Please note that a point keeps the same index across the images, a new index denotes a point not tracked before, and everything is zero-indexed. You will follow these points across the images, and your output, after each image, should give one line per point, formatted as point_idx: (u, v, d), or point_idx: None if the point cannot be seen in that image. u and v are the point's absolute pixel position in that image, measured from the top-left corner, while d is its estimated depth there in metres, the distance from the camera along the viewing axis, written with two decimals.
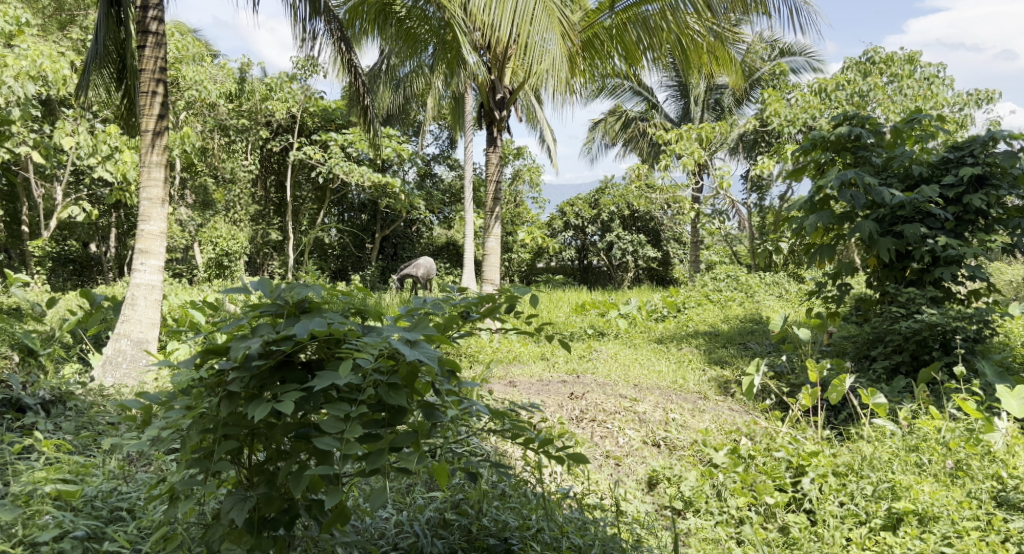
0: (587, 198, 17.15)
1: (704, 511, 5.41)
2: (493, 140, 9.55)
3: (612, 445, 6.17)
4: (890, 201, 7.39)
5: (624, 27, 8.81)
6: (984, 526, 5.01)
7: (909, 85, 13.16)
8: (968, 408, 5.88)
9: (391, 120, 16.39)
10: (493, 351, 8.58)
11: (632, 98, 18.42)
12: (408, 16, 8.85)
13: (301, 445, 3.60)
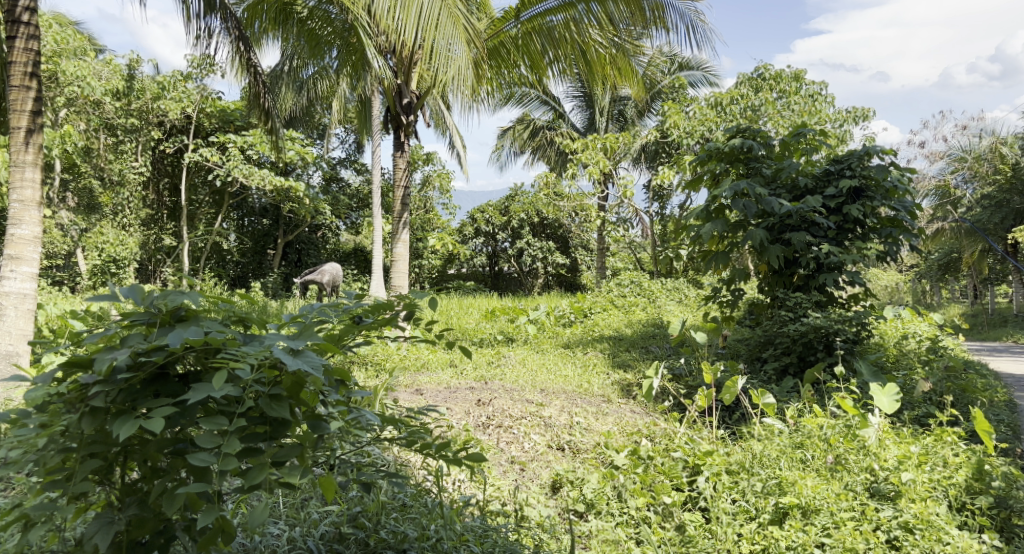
0: (498, 205, 17.38)
1: (605, 512, 5.31)
2: (400, 144, 9.54)
3: (517, 451, 6.02)
4: (778, 210, 7.81)
5: (529, 37, 8.88)
6: (859, 517, 5.14)
7: (796, 101, 13.89)
8: (846, 406, 6.12)
9: (294, 122, 16.28)
10: (400, 358, 8.39)
11: (539, 107, 18.77)
12: (310, 16, 8.84)
13: (178, 462, 3.40)
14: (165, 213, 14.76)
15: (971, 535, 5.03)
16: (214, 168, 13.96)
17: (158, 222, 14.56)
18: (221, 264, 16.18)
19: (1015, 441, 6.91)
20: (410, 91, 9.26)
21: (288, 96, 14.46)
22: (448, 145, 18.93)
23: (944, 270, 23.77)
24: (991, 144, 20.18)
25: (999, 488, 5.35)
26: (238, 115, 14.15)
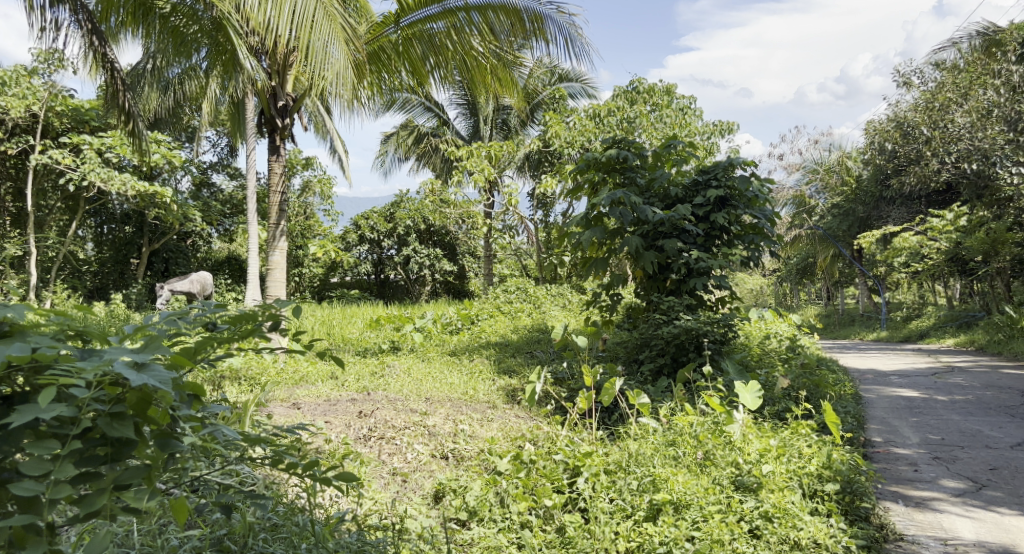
0: (382, 211, 17.21)
1: (487, 519, 5.10)
2: (275, 149, 9.42)
3: (399, 462, 5.73)
4: (652, 218, 8.13)
5: (409, 43, 8.82)
6: (725, 509, 5.19)
7: (668, 114, 14.46)
8: (713, 403, 6.27)
9: (159, 124, 15.77)
10: (277, 372, 8.14)
11: (423, 114, 18.83)
12: (173, 12, 8.55)
13: (3, 494, 3.07)
14: (8, 219, 14.07)
15: (821, 520, 5.21)
16: (65, 172, 13.42)
17: (0, 230, 13.66)
18: (77, 276, 15.43)
19: (859, 431, 7.41)
20: (286, 92, 9.11)
21: (152, 96, 14.10)
22: (329, 150, 18.80)
23: (801, 274, 25.24)
24: (840, 158, 21.60)
25: (845, 474, 5.69)
26: (93, 115, 13.66)
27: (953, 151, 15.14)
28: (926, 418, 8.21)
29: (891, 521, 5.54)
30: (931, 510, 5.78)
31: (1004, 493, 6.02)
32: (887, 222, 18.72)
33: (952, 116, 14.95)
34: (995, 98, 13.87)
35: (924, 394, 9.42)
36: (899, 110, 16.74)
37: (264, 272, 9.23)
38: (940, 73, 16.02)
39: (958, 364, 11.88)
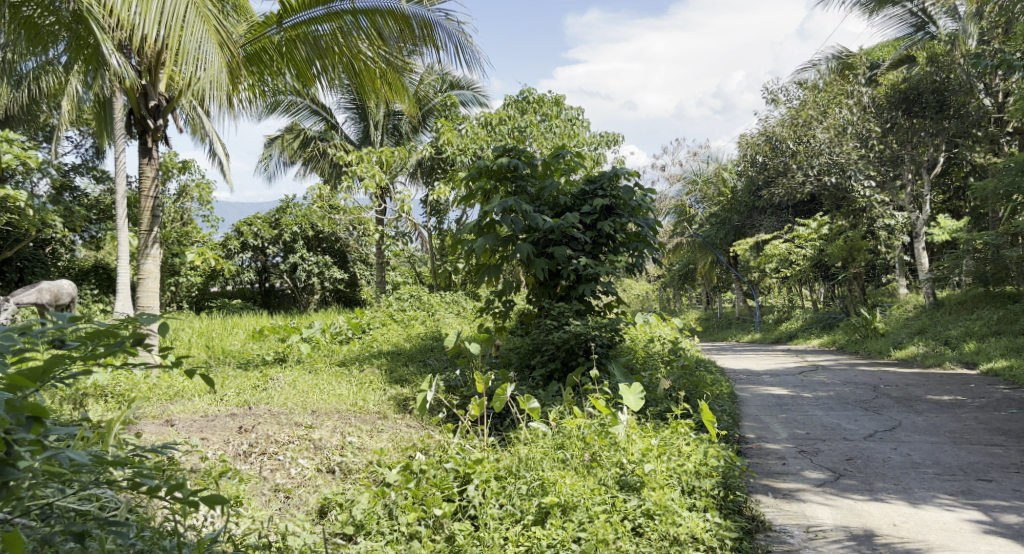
0: (267, 218, 16.77)
1: (374, 532, 5.08)
2: (147, 151, 9.13)
3: (282, 478, 5.64)
4: (542, 225, 8.34)
5: (293, 44, 8.53)
6: (610, 509, 5.36)
7: (557, 125, 14.71)
8: (600, 406, 6.47)
9: (14, 122, 15.19)
10: (149, 388, 7.80)
11: (310, 118, 18.58)
12: (27, 2, 7.96)
13: None
14: None
15: (699, 515, 5.45)
16: None
17: None
18: None
19: (734, 428, 7.78)
20: (159, 91, 8.84)
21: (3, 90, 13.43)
22: (208, 154, 18.35)
23: (683, 280, 26.22)
24: (716, 170, 22.47)
25: (720, 470, 5.99)
26: None
27: (814, 165, 16.49)
28: (794, 414, 8.73)
29: (762, 513, 5.86)
30: (797, 500, 6.16)
31: (859, 481, 6.48)
32: (759, 231, 19.71)
33: (812, 132, 16.21)
34: (849, 117, 15.53)
35: (791, 391, 10.00)
36: (768, 125, 17.59)
37: (135, 281, 8.91)
38: (804, 91, 17.04)
39: (822, 363, 12.66)
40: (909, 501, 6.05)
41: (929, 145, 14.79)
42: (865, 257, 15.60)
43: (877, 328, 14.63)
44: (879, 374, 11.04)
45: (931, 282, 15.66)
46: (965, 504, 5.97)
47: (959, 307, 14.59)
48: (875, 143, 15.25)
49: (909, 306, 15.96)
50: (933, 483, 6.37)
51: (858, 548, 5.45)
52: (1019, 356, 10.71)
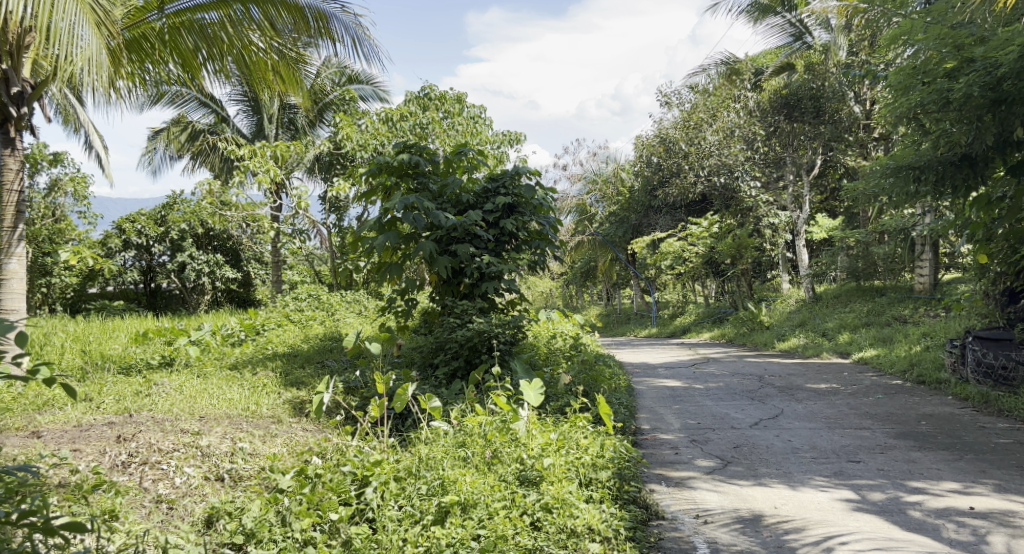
0: (152, 214, 15.57)
1: (266, 540, 4.94)
2: (11, 141, 8.22)
3: (164, 488, 5.41)
4: (444, 223, 8.28)
5: (177, 32, 7.70)
6: (509, 504, 5.39)
7: (460, 122, 14.54)
8: (501, 403, 6.47)
9: None
10: (16, 398, 7.33)
11: (198, 110, 17.96)
12: None
13: None
14: None
15: (595, 507, 5.56)
16: None
17: None
18: None
19: (631, 420, 7.96)
20: (22, 78, 8.04)
21: None
22: (85, 145, 17.52)
23: (585, 277, 26.72)
24: (614, 170, 22.80)
25: (615, 462, 6.12)
26: None
27: (705, 166, 17.04)
28: (686, 405, 9.00)
29: (655, 502, 6.02)
30: (688, 488, 6.36)
31: (745, 467, 6.75)
32: (655, 228, 20.21)
33: (702, 134, 16.77)
34: (737, 120, 16.44)
35: (684, 383, 10.30)
36: (662, 127, 17.94)
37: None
38: (696, 94, 17.60)
39: (713, 356, 13.08)
40: (789, 484, 6.34)
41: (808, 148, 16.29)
42: (752, 255, 16.37)
43: (763, 321, 15.30)
44: (765, 365, 11.52)
45: (810, 277, 16.46)
46: (839, 485, 6.28)
47: (837, 300, 15.37)
48: (761, 145, 16.52)
49: (791, 300, 16.71)
50: (811, 467, 6.69)
51: (744, 530, 5.66)
52: (888, 344, 11.37)
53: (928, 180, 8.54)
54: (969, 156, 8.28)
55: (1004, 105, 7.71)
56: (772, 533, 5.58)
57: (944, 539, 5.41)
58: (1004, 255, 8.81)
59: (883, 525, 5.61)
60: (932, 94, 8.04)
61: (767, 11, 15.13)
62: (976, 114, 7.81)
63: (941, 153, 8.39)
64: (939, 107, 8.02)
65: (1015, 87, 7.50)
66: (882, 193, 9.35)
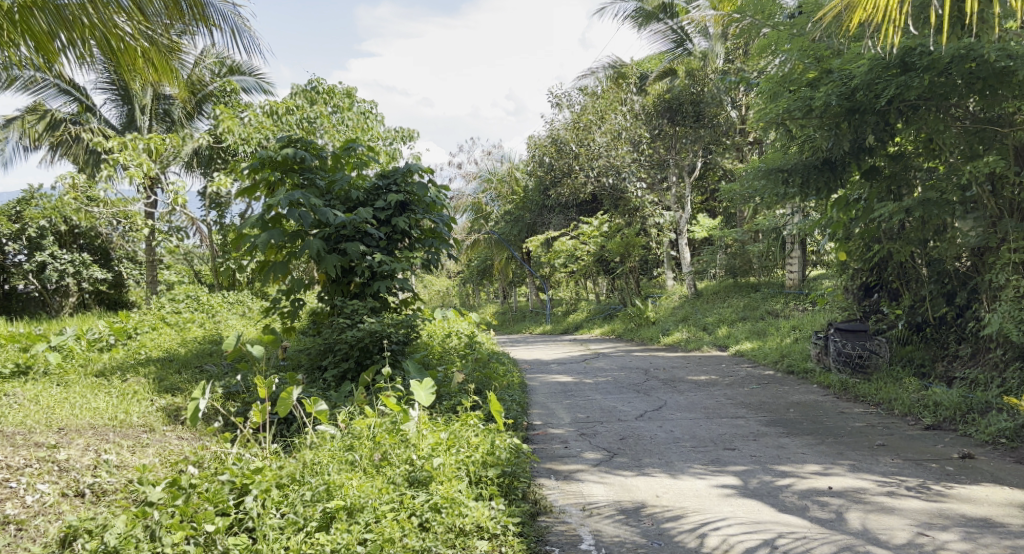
0: (7, 210, 14.44)
1: None
2: None
3: (13, 508, 5.03)
4: (332, 220, 8.06)
5: (28, 13, 6.85)
6: (397, 507, 5.28)
7: (349, 117, 14.28)
8: (390, 404, 6.33)
9: None
10: None
11: (58, 98, 16.95)
12: None
13: None
14: None
15: (484, 504, 5.51)
16: None
17: None
18: None
19: (523, 416, 8.00)
20: None
21: None
22: None
23: (481, 274, 26.81)
24: (509, 169, 22.91)
25: (505, 458, 6.11)
26: None
27: (594, 167, 17.33)
28: (576, 399, 9.12)
29: (543, 496, 6.07)
30: (576, 481, 6.44)
31: (630, 458, 6.89)
32: (548, 227, 20.40)
33: (591, 136, 17.20)
34: (623, 123, 16.71)
35: (575, 378, 10.42)
36: (553, 127, 18.18)
37: None
38: (584, 96, 17.87)
39: (602, 351, 13.31)
40: (669, 473, 6.50)
41: (689, 150, 16.49)
42: (639, 253, 16.95)
43: (648, 316, 15.67)
44: (650, 359, 11.80)
45: (692, 275, 16.99)
46: (715, 471, 6.47)
47: (716, 296, 15.94)
48: (646, 147, 16.76)
49: (675, 295, 17.23)
50: (691, 455, 6.87)
51: (627, 520, 5.74)
52: (762, 337, 11.82)
53: (795, 183, 8.92)
54: (830, 160, 8.65)
55: (858, 113, 8.07)
56: (653, 521, 5.69)
57: (811, 517, 5.60)
58: (861, 252, 9.32)
59: (754, 508, 5.78)
60: (796, 101, 8.35)
61: (649, 18, 15.98)
62: (834, 121, 8.19)
63: (806, 157, 8.81)
64: (802, 114, 8.31)
65: (866, 98, 7.84)
66: (754, 196, 9.65)
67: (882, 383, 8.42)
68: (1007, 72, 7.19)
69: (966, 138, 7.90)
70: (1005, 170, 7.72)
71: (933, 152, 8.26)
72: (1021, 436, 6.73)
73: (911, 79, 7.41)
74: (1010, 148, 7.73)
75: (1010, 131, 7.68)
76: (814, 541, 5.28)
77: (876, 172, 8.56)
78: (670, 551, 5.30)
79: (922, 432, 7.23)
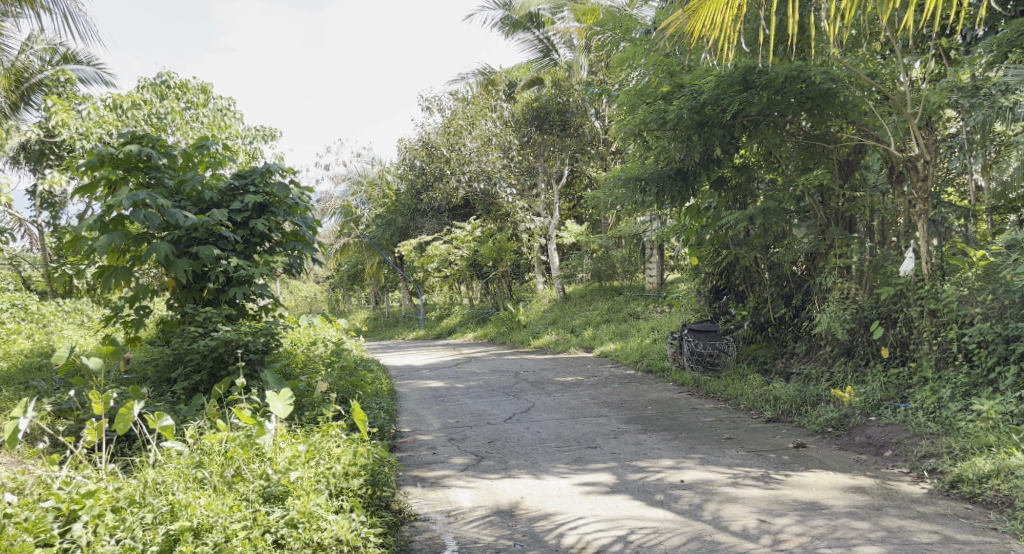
0: None
1: None
2: None
3: None
4: (182, 222, 7.53)
5: None
6: (250, 525, 4.97)
7: (204, 113, 13.60)
8: (243, 416, 5.88)
9: None
10: None
11: None
12: None
13: None
14: None
15: (344, 517, 5.28)
16: None
17: None
18: None
19: (390, 423, 7.81)
20: None
21: None
22: None
23: (352, 279, 26.31)
24: (379, 172, 22.56)
25: (369, 468, 5.89)
26: None
27: (466, 171, 17.25)
28: (446, 404, 8.98)
29: (408, 505, 5.94)
30: (442, 487, 6.32)
31: (496, 461, 6.81)
32: (420, 232, 20.20)
33: (462, 141, 17.00)
34: (493, 129, 16.63)
35: (446, 383, 10.28)
36: (424, 132, 18.05)
37: None
38: (454, 101, 17.87)
39: (473, 354, 13.24)
40: (534, 474, 6.46)
41: (557, 159, 16.76)
42: (511, 258, 17.07)
43: (519, 320, 15.73)
44: (519, 361, 11.80)
45: (561, 279, 17.19)
46: (577, 470, 6.49)
47: (582, 299, 16.20)
48: (515, 154, 16.71)
49: (545, 299, 17.41)
50: (555, 455, 6.86)
51: (493, 523, 5.65)
52: (624, 338, 12.03)
53: (652, 192, 9.06)
54: (683, 170, 8.85)
55: (707, 127, 8.28)
56: (520, 522, 5.62)
57: (665, 509, 5.67)
58: (711, 257, 9.65)
59: (614, 504, 5.80)
60: (652, 113, 8.49)
61: (516, 26, 16.16)
62: (686, 134, 8.39)
63: (661, 166, 8.96)
64: (658, 125, 8.48)
65: (714, 113, 8.04)
66: (615, 204, 9.79)
67: (730, 379, 8.70)
68: (831, 94, 7.60)
69: (799, 153, 8.36)
70: (832, 184, 8.20)
71: (772, 164, 8.73)
72: (845, 425, 7.08)
73: (752, 96, 7.73)
74: (835, 163, 8.28)
75: (835, 146, 8.08)
76: (667, 533, 5.33)
77: (723, 183, 8.92)
78: (531, 551, 5.24)
79: (763, 425, 7.49)
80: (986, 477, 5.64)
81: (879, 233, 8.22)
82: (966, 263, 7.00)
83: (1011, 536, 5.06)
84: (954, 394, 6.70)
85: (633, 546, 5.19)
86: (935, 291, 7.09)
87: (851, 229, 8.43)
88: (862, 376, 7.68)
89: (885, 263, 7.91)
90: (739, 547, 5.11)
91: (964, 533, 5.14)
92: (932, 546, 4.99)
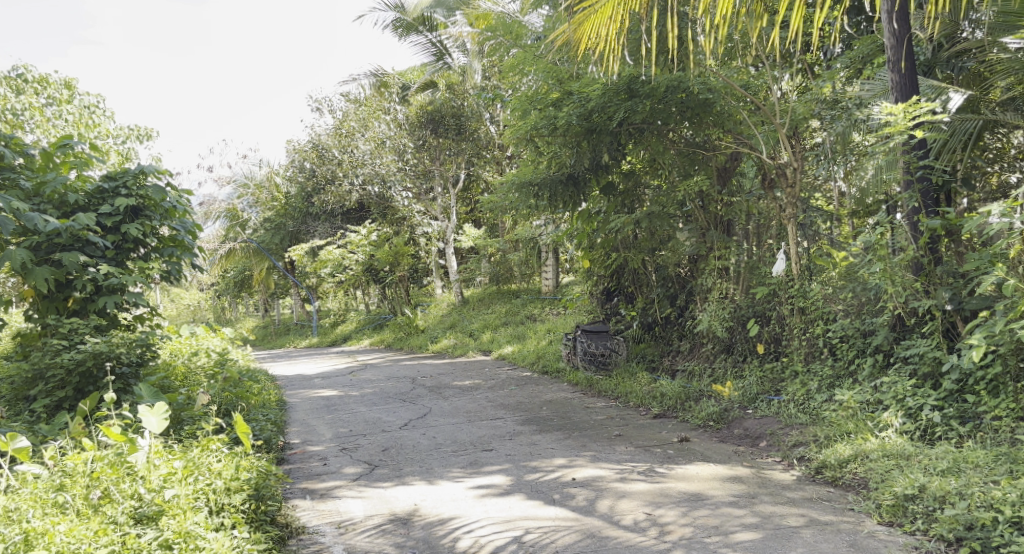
0: None
1: None
2: None
3: None
4: (43, 228, 6.99)
5: None
6: (118, 549, 4.61)
7: (69, 111, 12.94)
8: (111, 433, 5.47)
9: None
10: None
11: None
12: None
13: None
14: None
15: (224, 535, 5.01)
16: None
17: None
18: None
19: (279, 435, 7.53)
20: None
21: None
22: None
23: (240, 285, 25.47)
24: (268, 175, 21.92)
25: (251, 482, 5.62)
26: None
27: (359, 174, 16.90)
28: (340, 413, 8.72)
29: (296, 519, 5.70)
30: (332, 498, 6.10)
31: (390, 469, 6.64)
32: (312, 236, 19.68)
33: (354, 143, 16.62)
34: (387, 131, 16.29)
35: (339, 392, 9.99)
36: (314, 134, 17.64)
37: None
38: (347, 103, 17.57)
39: (368, 362, 12.95)
40: (428, 479, 6.32)
41: (454, 163, 16.82)
42: (409, 261, 16.84)
43: (417, 325, 15.48)
44: (415, 367, 11.61)
45: (459, 283, 17.03)
46: (472, 473, 6.38)
47: (481, 303, 16.11)
48: (410, 156, 16.52)
49: (443, 303, 17.24)
50: (450, 460, 6.74)
51: (387, 532, 5.48)
52: (521, 341, 12.01)
53: (545, 197, 9.09)
54: (573, 175, 8.94)
55: (595, 133, 8.36)
56: (415, 529, 5.47)
57: (558, 508, 5.63)
58: (603, 260, 9.63)
59: (507, 506, 5.72)
60: (543, 120, 8.41)
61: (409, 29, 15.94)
62: (576, 140, 8.45)
63: (552, 171, 8.98)
64: (549, 131, 8.44)
65: (601, 120, 8.14)
66: (511, 209, 9.76)
67: (620, 378, 8.76)
68: (708, 103, 7.78)
69: (681, 159, 8.42)
70: (709, 190, 8.52)
71: (657, 170, 8.86)
72: (725, 418, 7.23)
73: (636, 104, 7.82)
74: (713, 169, 8.45)
75: (713, 154, 8.32)
76: (560, 532, 5.27)
77: (613, 188, 9.03)
78: None
79: (651, 421, 7.57)
80: (846, 461, 5.83)
81: (755, 236, 8.38)
82: (830, 263, 7.20)
83: (866, 515, 5.21)
84: (821, 385, 6.97)
85: (526, 546, 5.12)
86: (803, 290, 7.42)
87: (729, 232, 8.58)
88: (740, 371, 7.88)
89: (759, 264, 8.23)
90: (627, 542, 5.09)
91: (826, 514, 5.27)
92: (800, 528, 5.10)
